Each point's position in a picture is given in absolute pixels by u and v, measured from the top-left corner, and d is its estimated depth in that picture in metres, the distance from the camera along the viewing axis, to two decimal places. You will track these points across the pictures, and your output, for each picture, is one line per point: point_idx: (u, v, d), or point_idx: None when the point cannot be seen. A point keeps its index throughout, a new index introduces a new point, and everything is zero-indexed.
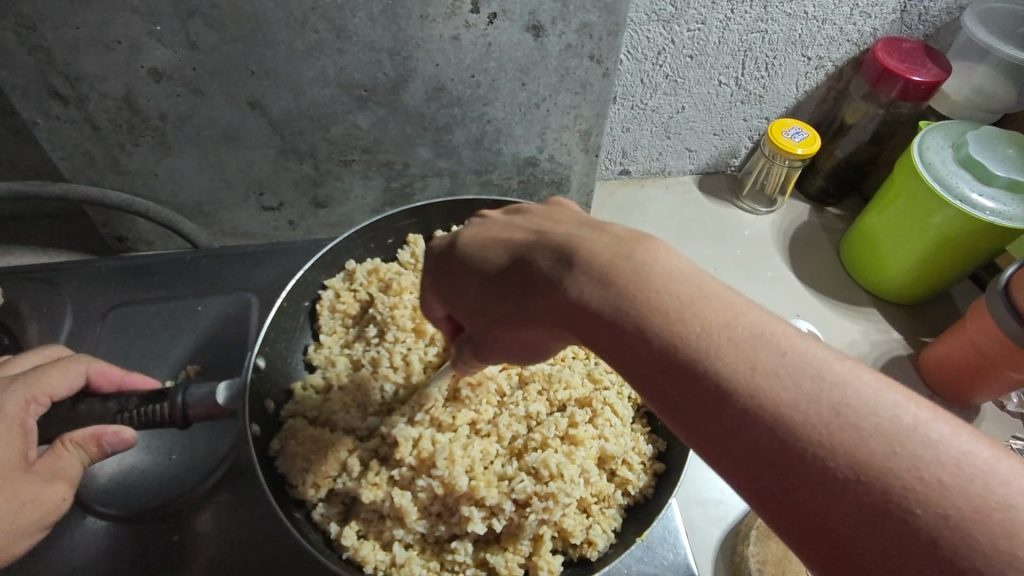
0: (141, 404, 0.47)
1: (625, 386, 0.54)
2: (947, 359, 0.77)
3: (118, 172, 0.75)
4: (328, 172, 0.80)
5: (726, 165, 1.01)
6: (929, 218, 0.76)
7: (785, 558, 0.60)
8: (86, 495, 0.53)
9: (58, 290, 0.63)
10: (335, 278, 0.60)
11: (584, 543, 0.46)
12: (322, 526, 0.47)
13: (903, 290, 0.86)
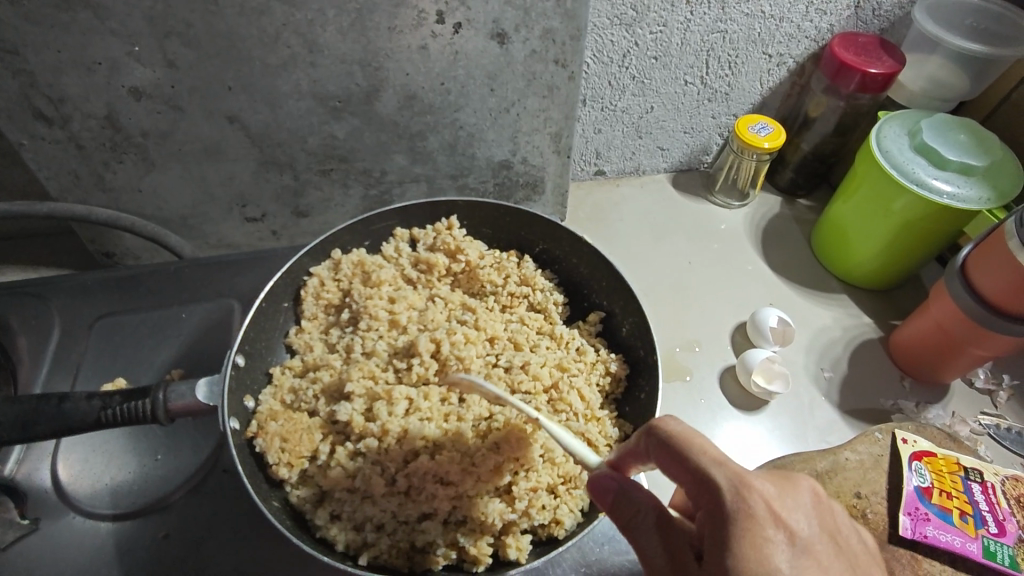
0: (123, 400, 0.47)
1: (593, 374, 0.56)
2: (914, 338, 0.79)
3: (103, 189, 0.77)
4: (308, 182, 0.82)
5: (698, 161, 1.04)
6: (891, 203, 0.78)
7: None
8: (76, 497, 0.55)
9: (47, 303, 0.65)
10: (320, 266, 0.60)
11: (552, 522, 0.47)
12: (297, 509, 0.48)
13: (874, 275, 0.88)
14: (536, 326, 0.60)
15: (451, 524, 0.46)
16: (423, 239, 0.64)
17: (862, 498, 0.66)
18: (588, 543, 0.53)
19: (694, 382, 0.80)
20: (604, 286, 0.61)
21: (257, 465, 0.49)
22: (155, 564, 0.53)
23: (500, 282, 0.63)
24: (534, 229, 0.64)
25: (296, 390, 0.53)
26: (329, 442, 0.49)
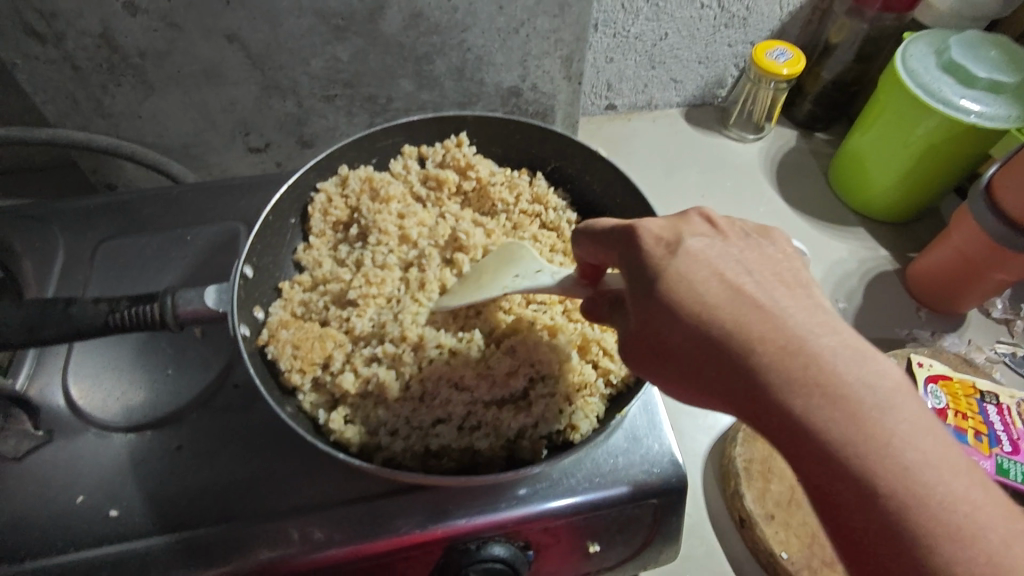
0: (131, 305, 0.46)
1: None
2: (932, 268, 0.77)
3: (101, 115, 0.75)
4: (312, 109, 0.80)
5: (712, 95, 1.01)
6: (914, 128, 0.76)
7: (770, 456, 0.63)
8: (89, 411, 0.54)
9: (50, 226, 0.64)
10: (327, 183, 0.59)
11: (568, 427, 0.46)
12: (310, 414, 0.47)
13: (892, 207, 0.86)
14: (549, 244, 0.59)
15: (466, 430, 0.46)
16: (432, 157, 0.62)
17: None
18: (602, 455, 0.53)
19: None
20: (618, 203, 0.60)
21: (269, 372, 0.48)
22: (171, 475, 0.51)
23: (511, 201, 0.61)
24: (546, 146, 0.62)
25: (307, 302, 0.52)
26: (342, 349, 0.48)
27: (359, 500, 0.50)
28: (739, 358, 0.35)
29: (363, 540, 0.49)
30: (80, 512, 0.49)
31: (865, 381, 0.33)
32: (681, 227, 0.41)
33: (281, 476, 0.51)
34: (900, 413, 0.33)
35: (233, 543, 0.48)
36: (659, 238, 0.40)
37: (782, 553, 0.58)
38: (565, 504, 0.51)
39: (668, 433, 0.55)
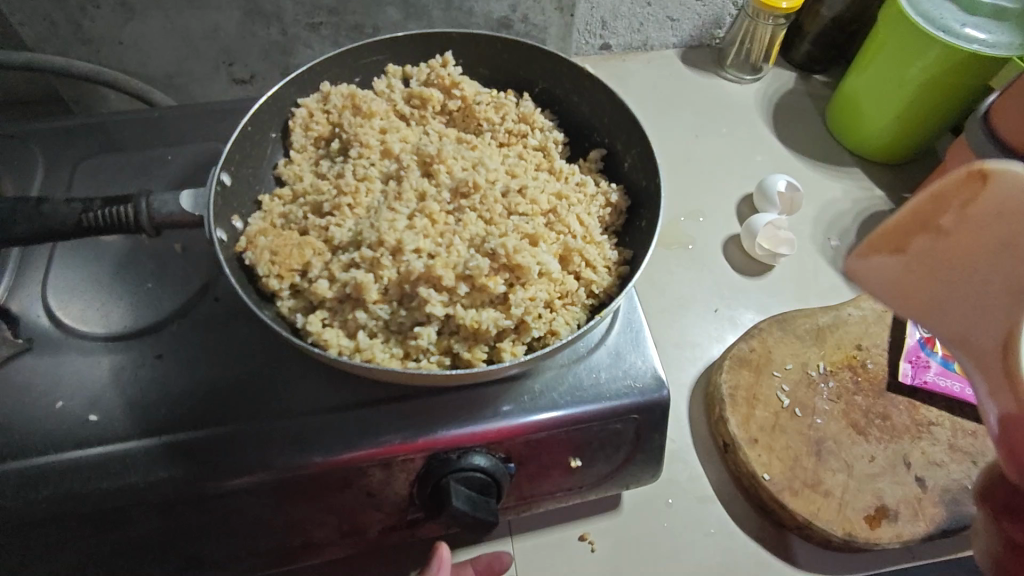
0: (105, 205, 0.45)
1: (592, 205, 0.54)
2: None
3: (80, 40, 0.73)
4: (297, 38, 0.78)
5: (710, 36, 0.98)
6: (915, 60, 0.74)
7: (755, 383, 0.63)
8: (70, 322, 0.53)
9: (28, 146, 0.63)
10: (309, 98, 0.57)
11: (547, 334, 0.46)
12: (288, 319, 0.47)
13: (888, 148, 0.85)
14: (535, 163, 0.57)
15: (445, 334, 0.45)
16: (416, 75, 0.60)
17: (864, 350, 0.65)
18: (584, 370, 0.53)
19: (697, 250, 0.78)
20: (606, 123, 0.58)
21: (248, 279, 0.48)
22: (152, 384, 0.51)
23: (497, 120, 0.60)
24: (534, 66, 0.61)
25: (287, 214, 0.52)
26: (321, 257, 0.48)
27: (340, 409, 0.50)
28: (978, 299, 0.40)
29: (343, 447, 0.49)
30: (60, 417, 0.49)
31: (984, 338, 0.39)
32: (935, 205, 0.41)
33: (261, 386, 0.51)
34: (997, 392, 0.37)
35: (213, 447, 0.48)
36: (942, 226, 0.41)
37: (763, 474, 0.58)
38: (546, 417, 0.51)
39: (651, 351, 0.54)
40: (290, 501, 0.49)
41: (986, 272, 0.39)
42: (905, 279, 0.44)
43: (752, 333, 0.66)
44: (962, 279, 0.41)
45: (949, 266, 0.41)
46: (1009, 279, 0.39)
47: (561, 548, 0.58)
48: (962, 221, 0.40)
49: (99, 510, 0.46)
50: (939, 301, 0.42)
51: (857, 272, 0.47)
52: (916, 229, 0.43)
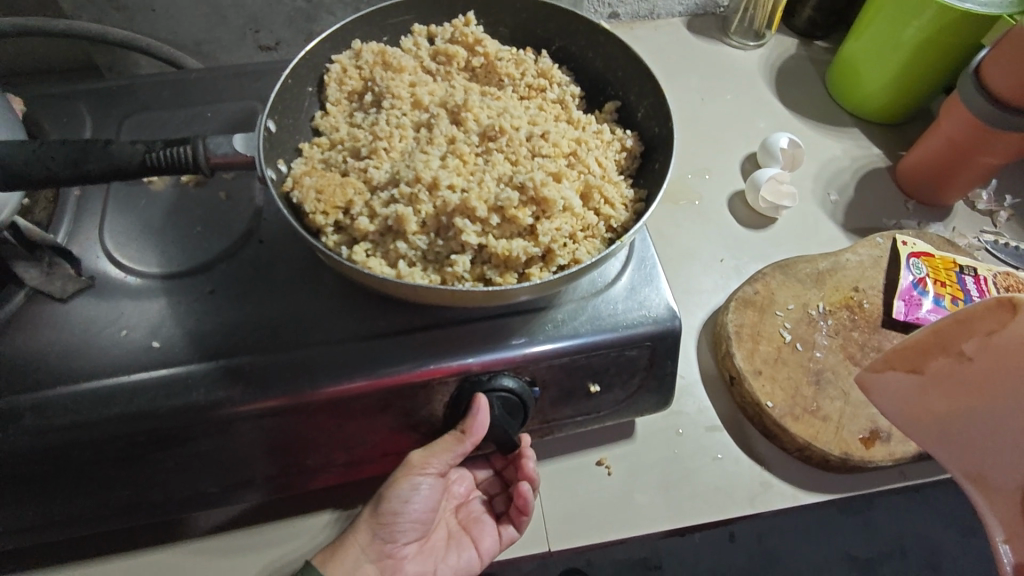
0: (165, 146, 0.49)
1: (609, 151, 0.58)
2: (918, 161, 0.81)
3: (115, 8, 0.77)
4: (321, 5, 0.81)
5: (715, 4, 1.02)
6: (911, 19, 0.78)
7: (759, 322, 0.67)
8: (127, 262, 0.58)
9: (75, 105, 0.67)
10: (341, 55, 0.61)
11: (571, 263, 0.50)
12: (333, 251, 0.51)
13: (886, 108, 0.89)
14: (554, 114, 0.61)
15: (478, 262, 0.50)
16: (441, 34, 0.64)
17: (860, 292, 0.70)
18: (602, 303, 0.58)
19: (704, 205, 0.82)
20: (620, 76, 0.62)
21: (295, 216, 0.52)
22: (206, 315, 0.55)
23: (518, 75, 0.63)
24: (551, 24, 0.65)
25: (327, 159, 0.56)
26: (362, 195, 0.52)
27: (379, 337, 0.55)
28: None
29: (384, 370, 0.53)
30: (125, 344, 0.53)
31: None
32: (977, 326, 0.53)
33: (307, 318, 0.56)
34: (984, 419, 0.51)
35: (266, 370, 0.53)
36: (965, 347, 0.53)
37: (766, 402, 0.62)
38: (569, 344, 0.55)
39: (664, 287, 0.59)
40: (337, 419, 0.54)
41: (962, 393, 0.52)
42: (918, 398, 0.56)
43: (756, 278, 0.70)
44: (985, 417, 0.51)
45: (989, 380, 0.51)
46: None
47: (580, 471, 0.63)
48: (980, 347, 0.52)
49: (166, 426, 0.51)
50: (973, 412, 0.52)
51: (873, 385, 0.60)
52: (937, 351, 0.56)
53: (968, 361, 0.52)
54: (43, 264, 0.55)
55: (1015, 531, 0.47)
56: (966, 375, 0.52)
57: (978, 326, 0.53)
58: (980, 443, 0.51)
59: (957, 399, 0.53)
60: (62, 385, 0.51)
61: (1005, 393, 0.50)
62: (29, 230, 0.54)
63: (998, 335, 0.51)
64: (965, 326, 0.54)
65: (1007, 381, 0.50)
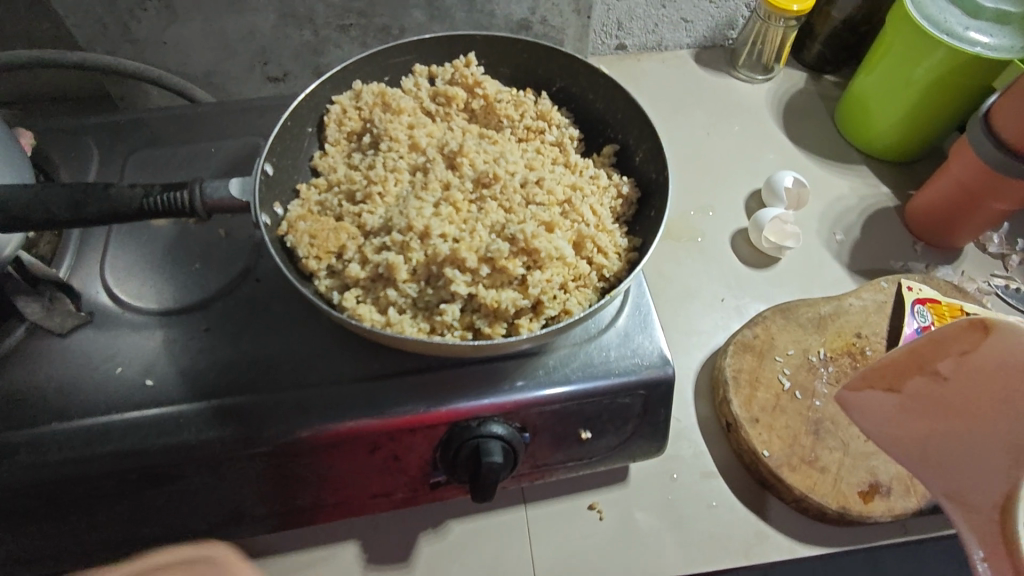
0: (163, 190, 0.50)
1: (605, 197, 0.58)
2: (931, 203, 0.79)
3: (129, 41, 0.79)
4: (328, 39, 0.83)
5: (723, 37, 1.01)
6: (921, 60, 0.77)
7: (758, 367, 0.66)
8: (126, 297, 0.59)
9: (84, 139, 0.69)
10: (342, 96, 0.62)
11: (561, 313, 0.50)
12: (325, 296, 0.51)
13: (897, 146, 0.88)
14: (552, 157, 0.61)
15: (467, 310, 0.50)
16: (441, 75, 0.65)
17: (863, 338, 0.68)
18: (595, 350, 0.57)
19: (706, 242, 0.82)
20: (618, 120, 0.62)
21: (288, 259, 0.53)
22: (201, 353, 0.55)
23: (516, 117, 0.64)
24: (552, 66, 0.65)
25: (323, 201, 0.56)
26: (355, 239, 0.53)
27: (370, 380, 0.55)
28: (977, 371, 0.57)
29: (373, 414, 0.53)
30: (120, 381, 0.54)
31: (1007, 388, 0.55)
32: (960, 341, 0.58)
33: (299, 358, 0.56)
34: (965, 437, 0.57)
35: (257, 411, 0.53)
36: (941, 368, 0.59)
37: (762, 451, 0.61)
38: (561, 392, 0.55)
39: (658, 334, 0.58)
40: (325, 462, 0.54)
41: (952, 404, 0.58)
42: (895, 415, 0.61)
43: (755, 321, 0.69)
44: (965, 429, 0.57)
45: (982, 399, 0.56)
46: (1010, 441, 0.54)
47: (572, 515, 0.62)
48: (955, 369, 0.59)
49: (158, 464, 0.51)
50: (943, 428, 0.58)
51: (848, 403, 0.63)
52: (915, 370, 0.61)
53: (945, 380, 0.59)
54: (44, 298, 0.56)
55: (993, 551, 0.51)
56: (962, 390, 0.58)
57: (952, 346, 0.59)
58: (960, 459, 0.56)
59: (934, 417, 0.59)
60: (56, 421, 0.51)
61: (971, 408, 0.57)
62: (32, 264, 0.57)
63: (967, 357, 0.58)
64: (939, 345, 0.60)
65: (982, 403, 0.56)
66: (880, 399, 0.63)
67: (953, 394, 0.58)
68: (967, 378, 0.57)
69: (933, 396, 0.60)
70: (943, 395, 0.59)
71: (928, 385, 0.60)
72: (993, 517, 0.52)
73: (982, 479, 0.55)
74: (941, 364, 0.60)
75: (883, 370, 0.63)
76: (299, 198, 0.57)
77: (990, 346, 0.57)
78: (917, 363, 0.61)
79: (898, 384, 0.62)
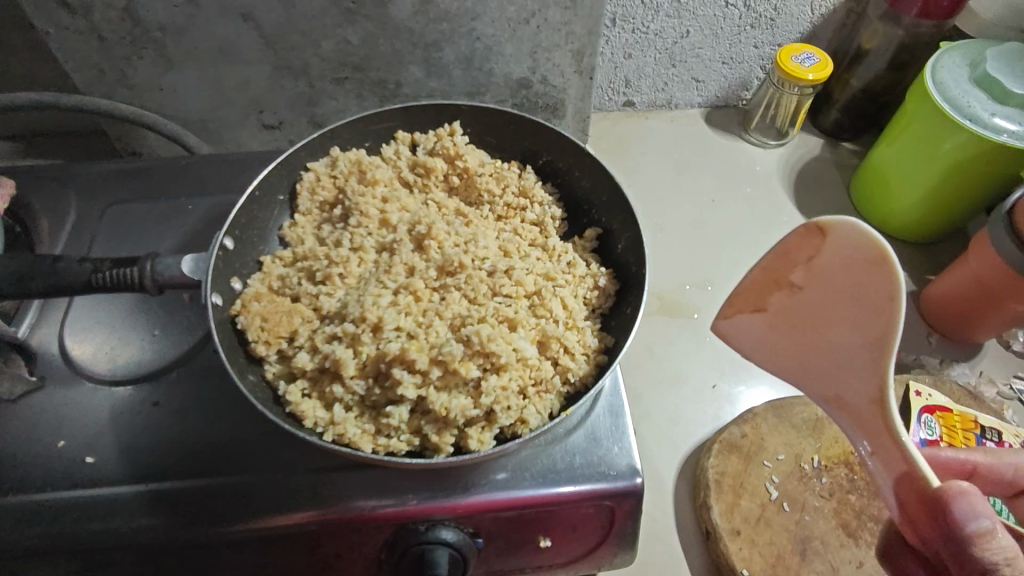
0: (113, 266, 0.48)
1: (581, 287, 0.54)
2: (951, 295, 0.73)
3: (125, 86, 0.79)
4: (323, 91, 0.82)
5: (736, 98, 0.98)
6: (942, 143, 0.72)
7: (743, 471, 0.61)
8: (80, 361, 0.57)
9: (66, 189, 0.68)
10: (318, 162, 0.60)
11: (517, 421, 0.46)
12: (271, 384, 0.49)
13: (915, 226, 0.82)
14: (530, 238, 0.58)
15: (416, 412, 0.46)
16: (423, 143, 0.62)
17: None
18: (559, 452, 0.53)
19: (702, 320, 0.77)
20: (603, 202, 0.59)
21: (238, 341, 0.50)
22: (146, 429, 0.53)
23: (497, 192, 0.61)
24: (538, 139, 0.62)
25: (284, 277, 0.54)
26: (309, 325, 0.50)
27: (317, 471, 0.51)
28: (833, 282, 0.48)
29: (316, 509, 0.50)
30: (59, 457, 0.52)
31: (873, 291, 0.46)
32: (794, 240, 0.50)
33: (246, 441, 0.53)
34: (841, 326, 0.48)
35: (194, 499, 0.50)
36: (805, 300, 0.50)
37: (741, 570, 0.56)
38: (519, 498, 0.51)
39: (630, 438, 0.54)
40: (262, 557, 0.51)
41: (812, 296, 0.49)
42: (768, 337, 0.52)
43: (745, 418, 0.64)
44: (824, 323, 0.49)
45: (824, 325, 0.49)
46: (870, 336, 0.47)
47: None
48: (810, 276, 0.49)
49: (88, 549, 0.48)
50: (819, 333, 0.49)
51: (727, 334, 0.54)
52: (774, 287, 0.51)
53: (801, 291, 0.50)
54: None
55: (882, 445, 0.46)
56: (811, 301, 0.49)
57: (798, 253, 0.50)
58: (825, 365, 0.49)
59: (799, 328, 0.50)
60: None
61: (830, 328, 0.49)
62: None
63: (808, 281, 0.49)
64: (786, 255, 0.50)
65: (842, 303, 0.48)
66: (749, 324, 0.53)
67: (814, 286, 0.49)
68: (829, 315, 0.49)
69: (802, 304, 0.50)
70: (797, 325, 0.50)
71: (773, 274, 0.51)
72: (882, 401, 0.46)
73: (861, 362, 0.47)
74: (796, 273, 0.50)
75: (750, 289, 0.53)
76: (260, 272, 0.55)
77: (830, 247, 0.48)
78: (773, 275, 0.51)
79: (752, 280, 0.53)
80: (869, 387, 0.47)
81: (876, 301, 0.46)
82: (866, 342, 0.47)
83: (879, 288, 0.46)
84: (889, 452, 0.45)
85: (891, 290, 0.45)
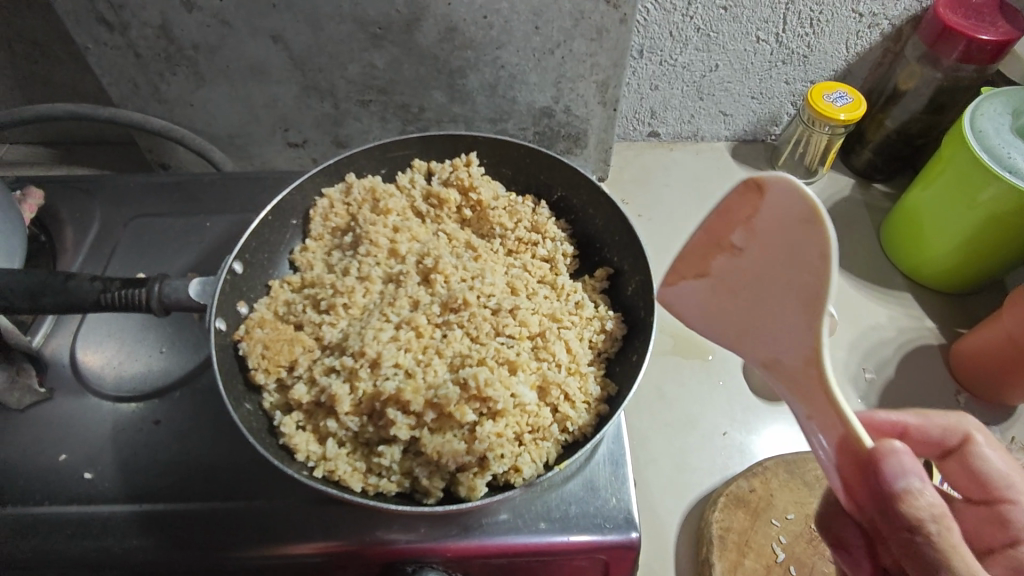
0: (121, 287, 0.49)
1: (587, 329, 0.53)
2: (981, 351, 0.69)
3: (158, 100, 0.81)
4: (348, 112, 0.82)
5: (765, 132, 0.95)
6: (976, 194, 0.69)
7: (750, 529, 0.59)
8: (89, 374, 0.58)
9: (92, 200, 0.70)
10: (333, 188, 0.60)
11: (511, 469, 0.45)
12: (268, 413, 0.49)
13: (947, 276, 0.79)
14: (539, 275, 0.57)
15: (408, 454, 0.45)
16: (438, 173, 0.62)
17: None
18: (555, 499, 0.51)
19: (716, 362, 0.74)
20: (616, 242, 0.58)
21: (239, 367, 0.50)
22: (145, 447, 0.54)
23: (509, 226, 0.60)
24: (554, 174, 0.61)
25: (290, 303, 0.54)
26: (310, 355, 0.50)
27: (308, 503, 0.51)
28: (774, 240, 0.40)
29: (304, 542, 0.49)
30: (60, 471, 0.53)
31: (812, 254, 0.39)
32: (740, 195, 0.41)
33: (241, 466, 0.53)
34: (779, 289, 0.41)
35: (187, 523, 0.50)
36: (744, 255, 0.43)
37: None
38: (510, 544, 0.49)
39: (630, 490, 0.52)
40: None
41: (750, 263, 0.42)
42: (710, 305, 0.46)
43: (754, 472, 0.62)
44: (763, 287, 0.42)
45: (761, 288, 0.42)
46: (805, 299, 0.40)
47: None
48: (751, 238, 0.42)
49: (80, 566, 0.49)
50: (753, 293, 0.43)
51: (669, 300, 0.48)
52: (714, 251, 0.44)
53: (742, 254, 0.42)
54: (13, 366, 0.55)
55: (819, 412, 0.40)
56: (754, 265, 0.42)
57: (738, 211, 0.42)
58: (761, 328, 0.43)
59: (743, 293, 0.43)
60: None
61: (768, 291, 0.42)
62: (7, 328, 0.56)
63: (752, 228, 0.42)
64: (724, 213, 0.43)
65: (777, 266, 0.41)
66: (693, 290, 0.47)
67: (755, 247, 0.42)
68: (769, 280, 0.41)
69: (743, 268, 0.43)
70: (737, 287, 0.44)
71: (713, 234, 0.44)
72: (816, 374, 0.40)
73: (793, 330, 0.41)
74: (737, 233, 0.42)
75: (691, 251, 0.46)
76: (267, 297, 0.55)
77: (770, 204, 0.40)
78: (715, 238, 0.44)
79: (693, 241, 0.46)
80: (805, 356, 0.40)
81: (815, 267, 0.39)
82: (801, 305, 0.40)
83: (809, 249, 0.39)
84: (821, 423, 0.40)
85: (823, 251, 0.38)
